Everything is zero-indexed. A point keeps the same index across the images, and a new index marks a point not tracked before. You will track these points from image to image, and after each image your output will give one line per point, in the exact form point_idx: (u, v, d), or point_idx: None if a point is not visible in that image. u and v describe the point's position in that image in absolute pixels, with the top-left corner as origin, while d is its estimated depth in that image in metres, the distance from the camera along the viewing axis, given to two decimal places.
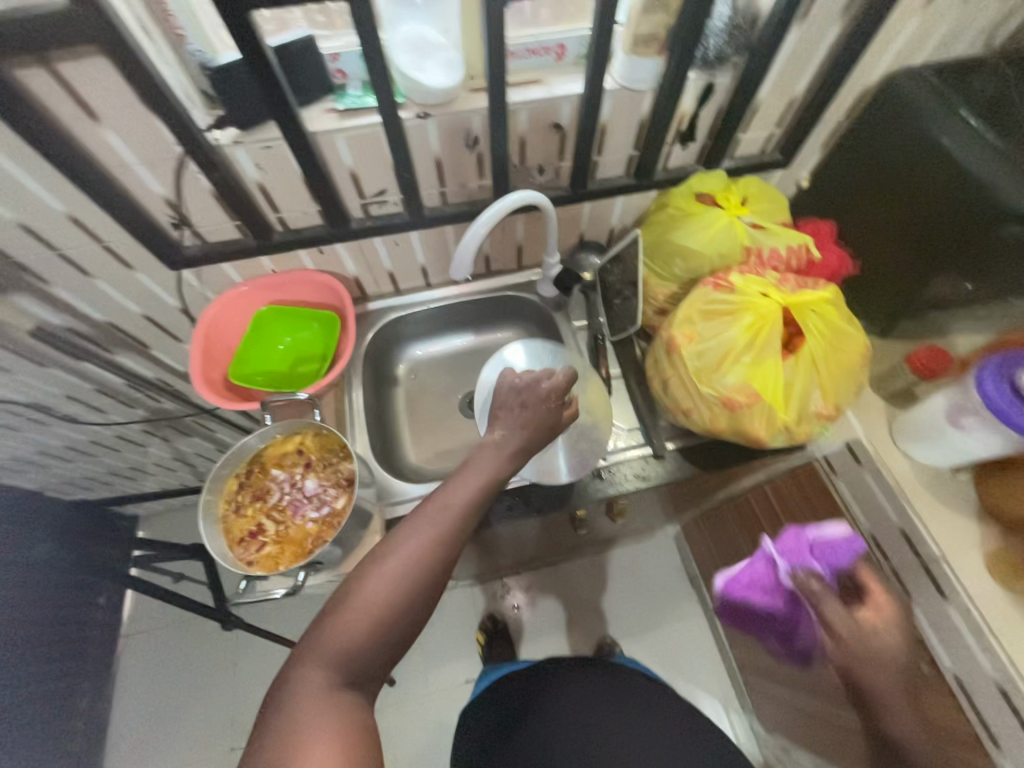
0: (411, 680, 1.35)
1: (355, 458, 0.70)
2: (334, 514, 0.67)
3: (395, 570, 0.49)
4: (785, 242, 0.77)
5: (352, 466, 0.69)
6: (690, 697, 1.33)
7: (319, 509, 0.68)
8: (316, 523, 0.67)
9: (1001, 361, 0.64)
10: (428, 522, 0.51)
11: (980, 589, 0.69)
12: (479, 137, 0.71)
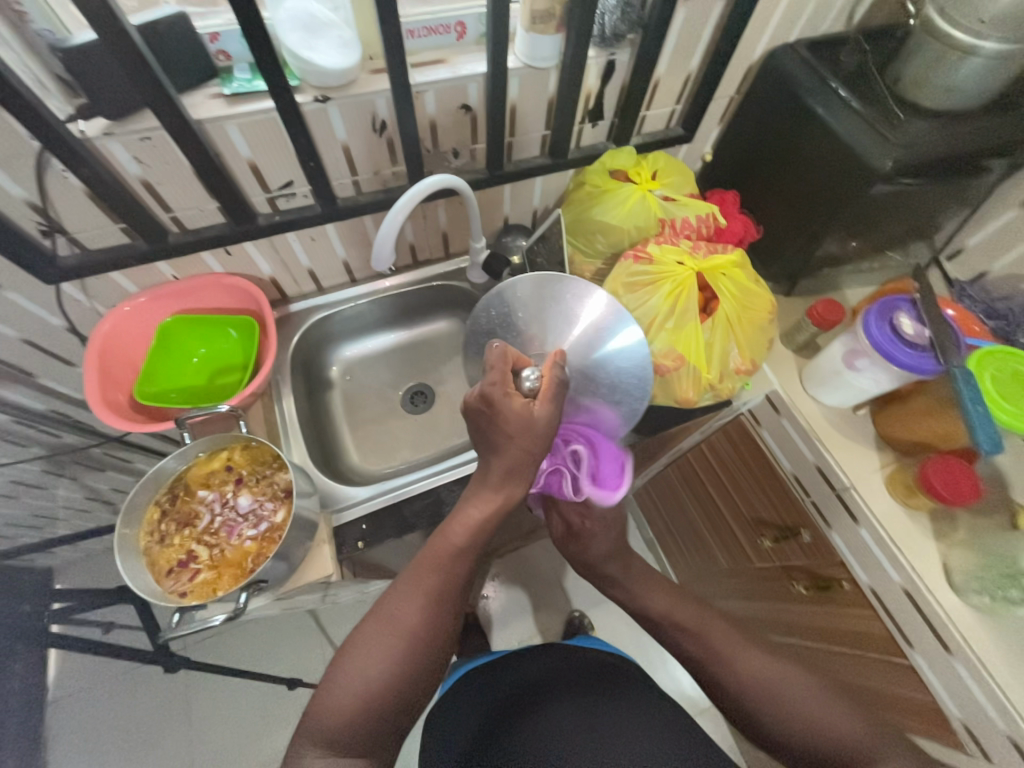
0: None
1: (292, 467, 0.66)
2: (275, 528, 0.63)
3: (374, 638, 0.55)
4: (694, 211, 0.81)
5: (289, 476, 0.65)
6: (656, 653, 1.41)
7: (257, 526, 0.64)
8: (255, 541, 0.63)
9: (882, 306, 0.72)
10: (413, 584, 0.58)
11: (884, 508, 0.79)
12: (387, 121, 0.68)
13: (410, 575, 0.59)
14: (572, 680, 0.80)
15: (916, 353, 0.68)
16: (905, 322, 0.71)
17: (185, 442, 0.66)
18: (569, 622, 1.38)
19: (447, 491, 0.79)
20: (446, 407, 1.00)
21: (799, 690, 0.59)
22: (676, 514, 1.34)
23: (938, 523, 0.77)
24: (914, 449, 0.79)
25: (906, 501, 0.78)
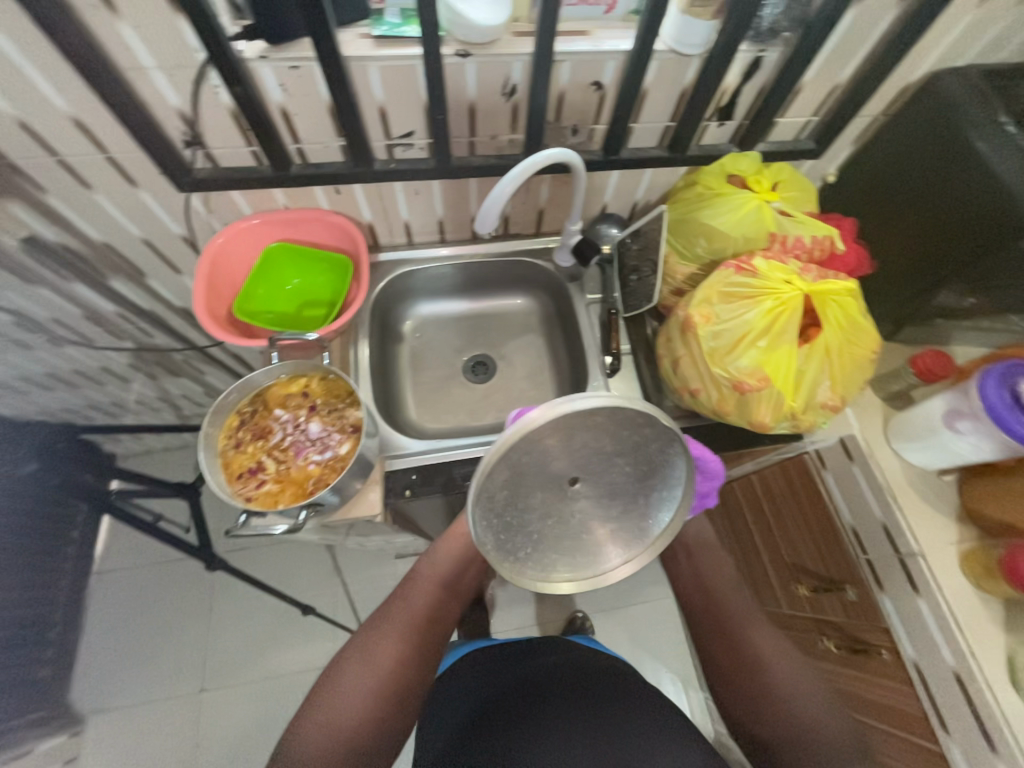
0: None
1: (363, 405, 0.69)
2: (338, 458, 0.66)
3: (356, 675, 0.64)
4: (810, 232, 0.76)
5: (359, 414, 0.68)
6: (653, 673, 1.38)
7: (322, 453, 0.67)
8: (318, 466, 0.66)
9: (1004, 369, 0.66)
10: (395, 623, 0.68)
11: (950, 584, 0.73)
12: (518, 86, 0.68)
13: (389, 615, 0.70)
14: (574, 668, 0.81)
15: None
16: None
17: (271, 361, 0.69)
18: (572, 621, 1.38)
19: None
20: (504, 382, 1.01)
21: (806, 687, 0.62)
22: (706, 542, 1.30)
23: (1010, 613, 0.71)
24: (1001, 530, 0.72)
25: (979, 582, 0.72)
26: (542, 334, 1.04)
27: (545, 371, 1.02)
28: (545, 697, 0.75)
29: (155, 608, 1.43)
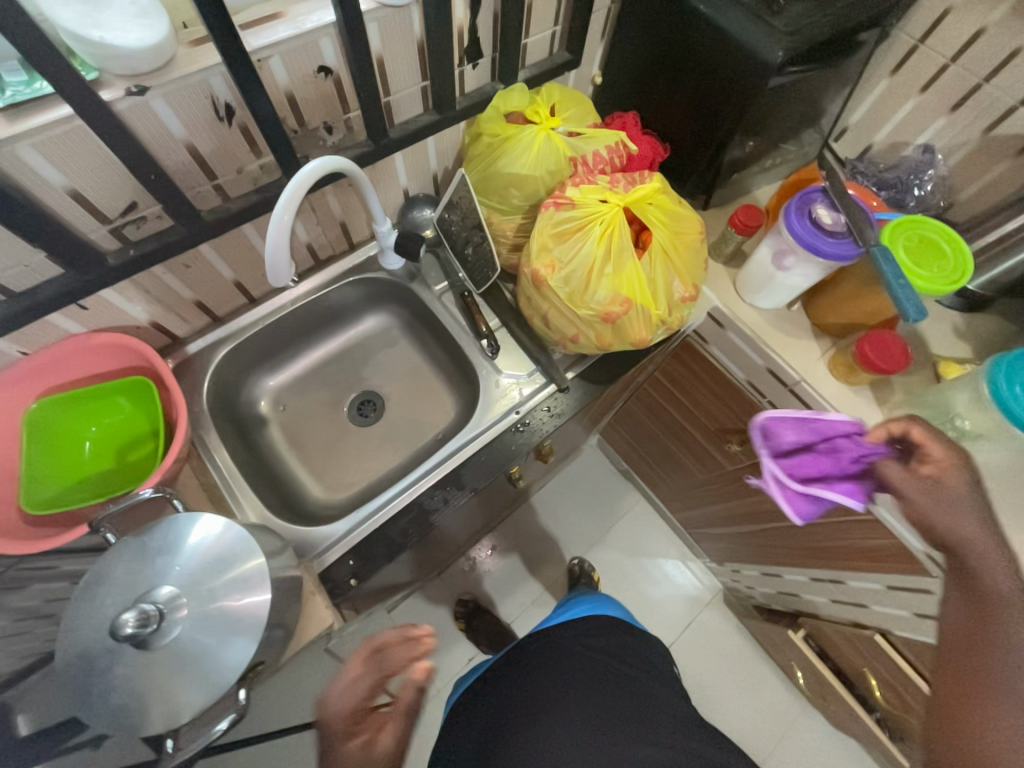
0: None
1: (242, 562, 0.53)
2: (233, 646, 0.50)
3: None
4: (605, 142, 0.75)
5: (248, 570, 0.53)
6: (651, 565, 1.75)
7: (212, 647, 0.50)
8: (213, 667, 0.50)
9: (799, 200, 0.73)
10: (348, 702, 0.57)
11: (832, 392, 0.84)
12: (232, 104, 0.56)
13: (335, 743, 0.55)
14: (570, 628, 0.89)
15: (838, 243, 0.70)
16: (823, 213, 0.71)
17: (107, 554, 0.52)
18: (576, 570, 1.65)
19: (427, 500, 0.73)
20: (398, 411, 0.93)
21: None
22: (646, 430, 1.46)
23: (877, 391, 0.83)
24: (845, 329, 0.83)
25: (849, 379, 0.83)
26: (411, 343, 0.96)
27: (430, 377, 0.95)
28: (554, 675, 0.80)
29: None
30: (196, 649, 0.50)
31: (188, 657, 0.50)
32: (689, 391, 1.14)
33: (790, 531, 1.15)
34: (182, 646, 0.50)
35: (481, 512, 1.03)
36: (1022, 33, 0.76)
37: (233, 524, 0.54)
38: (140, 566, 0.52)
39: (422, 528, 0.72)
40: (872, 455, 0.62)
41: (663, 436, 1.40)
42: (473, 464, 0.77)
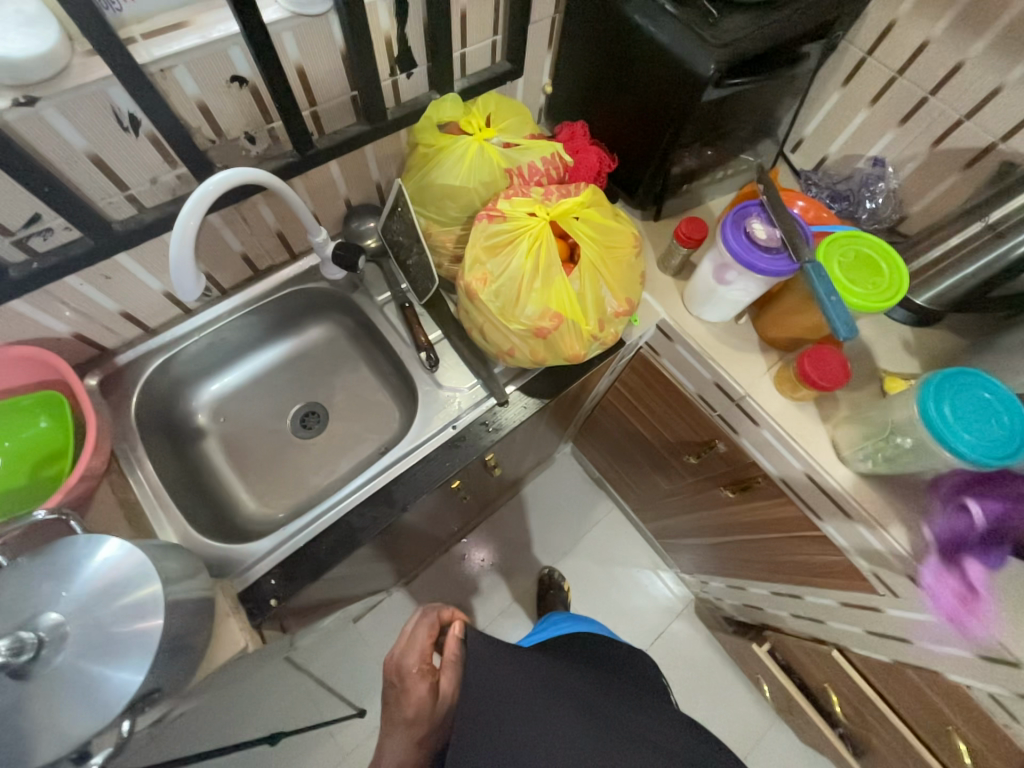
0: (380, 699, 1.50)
1: (138, 588, 0.52)
2: (118, 674, 0.48)
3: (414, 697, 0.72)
4: (540, 154, 0.74)
5: (142, 595, 0.52)
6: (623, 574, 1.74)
7: (94, 677, 0.48)
8: (94, 698, 0.48)
9: (735, 214, 0.72)
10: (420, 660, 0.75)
11: (777, 408, 0.83)
12: (137, 114, 0.55)
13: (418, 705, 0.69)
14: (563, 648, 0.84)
15: (773, 258, 0.69)
16: (758, 227, 0.70)
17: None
18: (546, 581, 1.65)
19: (357, 517, 0.72)
20: (343, 423, 0.92)
21: None
22: (612, 439, 1.45)
23: (822, 406, 0.83)
24: (790, 344, 0.82)
25: (794, 395, 0.82)
26: (358, 354, 0.95)
27: (376, 388, 0.94)
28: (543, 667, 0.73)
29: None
30: (76, 680, 0.48)
31: (67, 689, 0.48)
32: (646, 404, 1.13)
33: (749, 544, 1.14)
34: (61, 677, 0.48)
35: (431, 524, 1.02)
36: (967, 46, 0.75)
37: (130, 548, 0.53)
38: (28, 590, 0.51)
39: (349, 546, 0.70)
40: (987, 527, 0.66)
41: (629, 447, 1.39)
42: (407, 482, 0.75)
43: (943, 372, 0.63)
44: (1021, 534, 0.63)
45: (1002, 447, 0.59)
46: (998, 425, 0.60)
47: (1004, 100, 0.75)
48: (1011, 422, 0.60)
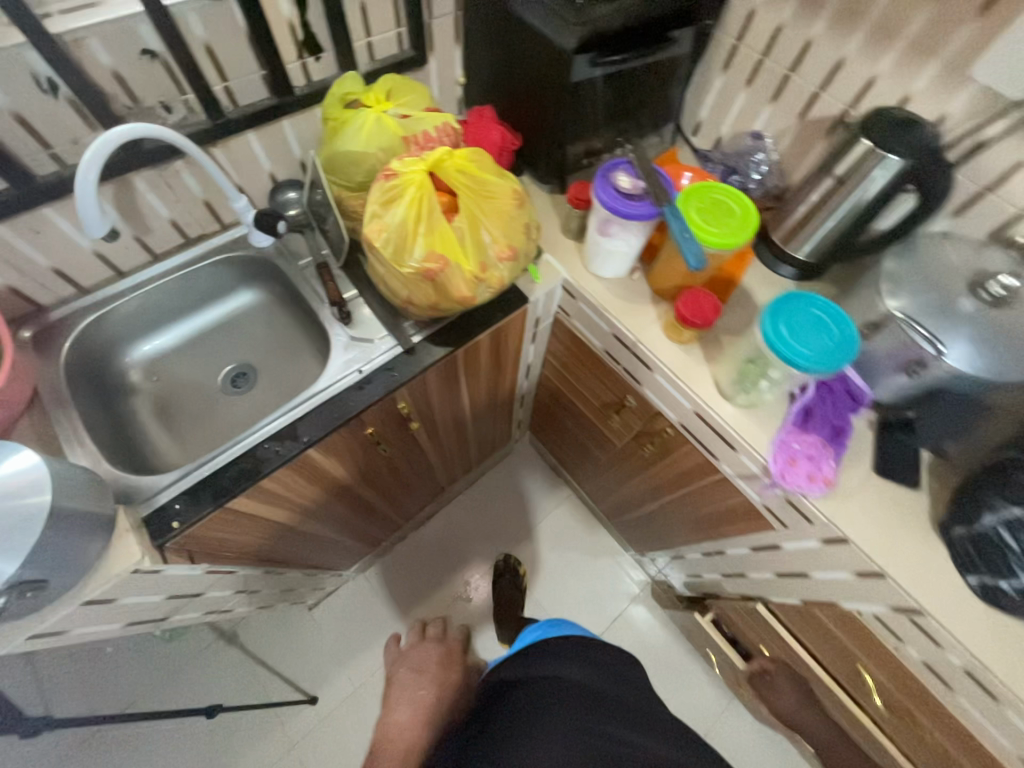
0: (331, 684, 1.51)
1: (30, 497, 0.57)
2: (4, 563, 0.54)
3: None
4: (432, 123, 0.83)
5: (33, 502, 0.57)
6: (581, 560, 1.75)
7: None
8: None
9: (605, 171, 0.80)
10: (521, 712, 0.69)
11: (666, 351, 0.88)
12: (56, 79, 0.64)
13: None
14: (513, 661, 0.89)
15: (636, 204, 0.76)
16: (624, 180, 0.78)
17: None
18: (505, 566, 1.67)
19: (261, 450, 0.77)
20: (269, 381, 0.98)
21: None
22: (555, 417, 1.50)
23: (708, 348, 0.89)
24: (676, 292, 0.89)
25: (681, 339, 0.88)
26: (287, 318, 1.01)
27: (303, 348, 1.00)
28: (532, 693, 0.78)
29: (133, 657, 1.45)
30: None
31: None
32: (572, 370, 1.19)
33: (676, 504, 1.17)
34: None
35: (360, 487, 1.06)
36: (811, 25, 0.86)
37: (40, 465, 0.58)
38: None
39: (255, 476, 0.76)
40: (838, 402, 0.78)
41: (569, 423, 1.44)
42: (311, 420, 0.80)
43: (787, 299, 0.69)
44: (842, 406, 0.78)
45: (831, 356, 0.65)
46: (828, 336, 0.66)
47: (847, 70, 0.84)
48: (838, 333, 0.66)
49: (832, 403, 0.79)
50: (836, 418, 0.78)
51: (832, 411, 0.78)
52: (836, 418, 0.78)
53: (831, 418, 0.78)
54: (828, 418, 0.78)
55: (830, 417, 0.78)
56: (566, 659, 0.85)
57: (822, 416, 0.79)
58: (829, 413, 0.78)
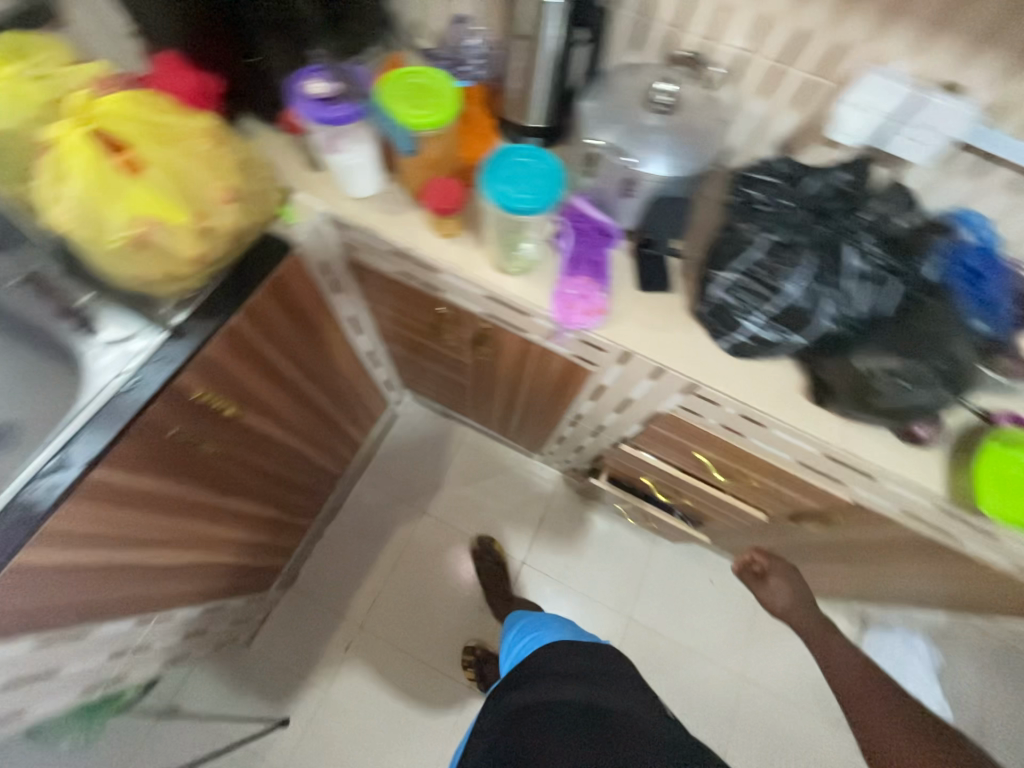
0: (301, 697, 1.55)
1: None
2: None
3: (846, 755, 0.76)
4: (80, 77, 0.72)
5: None
6: (497, 483, 1.83)
7: None
8: None
9: (298, 83, 0.76)
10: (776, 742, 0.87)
11: (441, 247, 0.91)
12: None
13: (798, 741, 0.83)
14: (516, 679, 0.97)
15: (337, 110, 0.76)
16: (318, 87, 0.76)
17: None
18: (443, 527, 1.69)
19: (29, 494, 0.68)
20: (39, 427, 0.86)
21: None
22: (411, 360, 1.50)
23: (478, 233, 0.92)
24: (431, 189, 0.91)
25: (449, 231, 0.91)
26: (32, 354, 0.88)
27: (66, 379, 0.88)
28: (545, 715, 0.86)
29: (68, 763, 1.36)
30: None
31: None
32: (392, 306, 1.19)
33: (531, 390, 1.26)
34: None
35: (207, 497, 0.99)
36: None
37: None
38: None
39: (33, 525, 0.67)
40: (590, 239, 0.87)
41: (424, 360, 1.45)
42: (82, 442, 0.72)
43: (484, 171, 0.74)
44: (596, 241, 0.87)
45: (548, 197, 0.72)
46: (540, 179, 0.72)
47: None
48: (542, 164, 0.73)
49: (586, 242, 0.88)
50: (594, 254, 0.87)
51: (589, 248, 0.87)
52: (594, 253, 0.87)
53: (590, 255, 0.87)
54: (587, 256, 0.87)
55: (589, 254, 0.87)
56: (559, 672, 0.93)
57: (583, 256, 0.87)
58: (587, 251, 0.87)
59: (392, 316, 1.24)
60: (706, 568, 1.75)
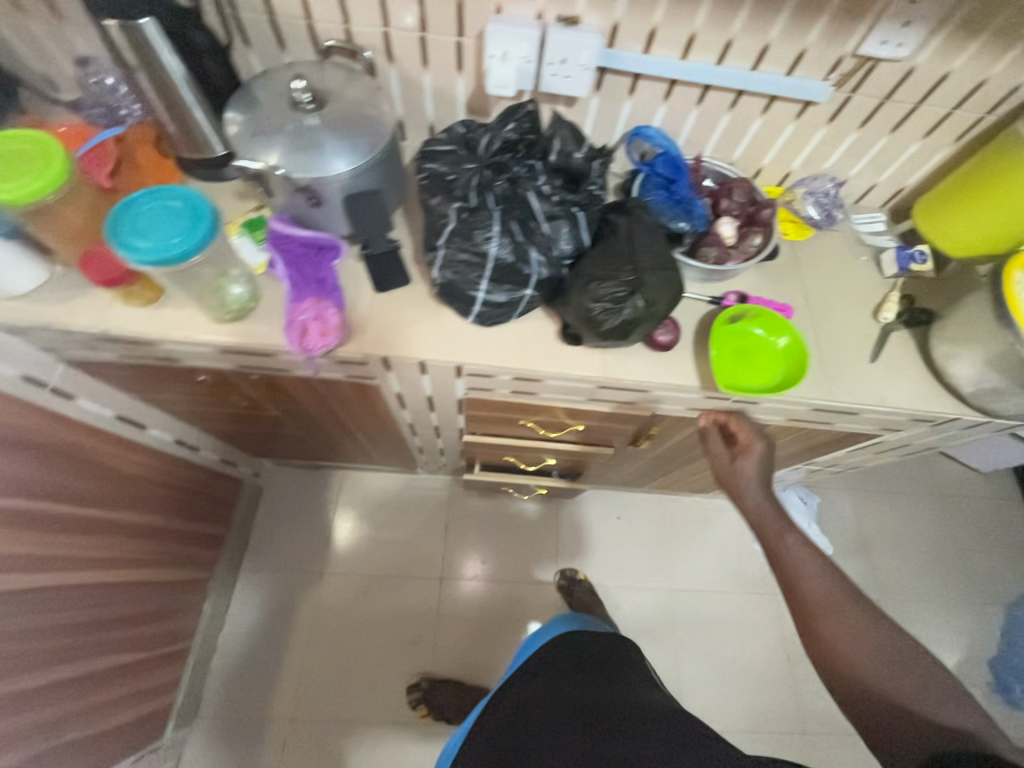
0: None
1: None
2: None
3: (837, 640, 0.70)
4: None
5: None
6: (389, 512, 1.75)
7: None
8: None
9: None
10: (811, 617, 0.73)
11: (142, 318, 0.81)
12: None
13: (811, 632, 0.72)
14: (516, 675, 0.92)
15: None
16: None
17: None
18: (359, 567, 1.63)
19: None
20: None
21: None
22: (230, 431, 1.37)
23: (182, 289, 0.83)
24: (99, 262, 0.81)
25: (143, 299, 0.81)
26: None
27: None
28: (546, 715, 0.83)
29: None
30: None
31: None
32: (156, 390, 1.06)
33: (351, 418, 1.20)
34: None
35: None
36: None
37: None
38: None
39: None
40: (304, 258, 0.82)
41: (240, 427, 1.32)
42: None
43: (117, 240, 0.65)
44: (312, 259, 0.83)
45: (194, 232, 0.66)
46: (180, 217, 0.66)
47: None
48: (181, 202, 0.67)
49: (302, 264, 0.83)
50: (313, 271, 0.83)
51: (306, 268, 0.82)
52: (314, 271, 0.83)
53: (311, 274, 0.83)
54: (307, 275, 0.82)
55: (309, 273, 0.82)
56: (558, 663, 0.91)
57: (304, 277, 0.82)
58: (307, 271, 0.83)
59: (166, 399, 1.11)
60: (610, 508, 1.82)
